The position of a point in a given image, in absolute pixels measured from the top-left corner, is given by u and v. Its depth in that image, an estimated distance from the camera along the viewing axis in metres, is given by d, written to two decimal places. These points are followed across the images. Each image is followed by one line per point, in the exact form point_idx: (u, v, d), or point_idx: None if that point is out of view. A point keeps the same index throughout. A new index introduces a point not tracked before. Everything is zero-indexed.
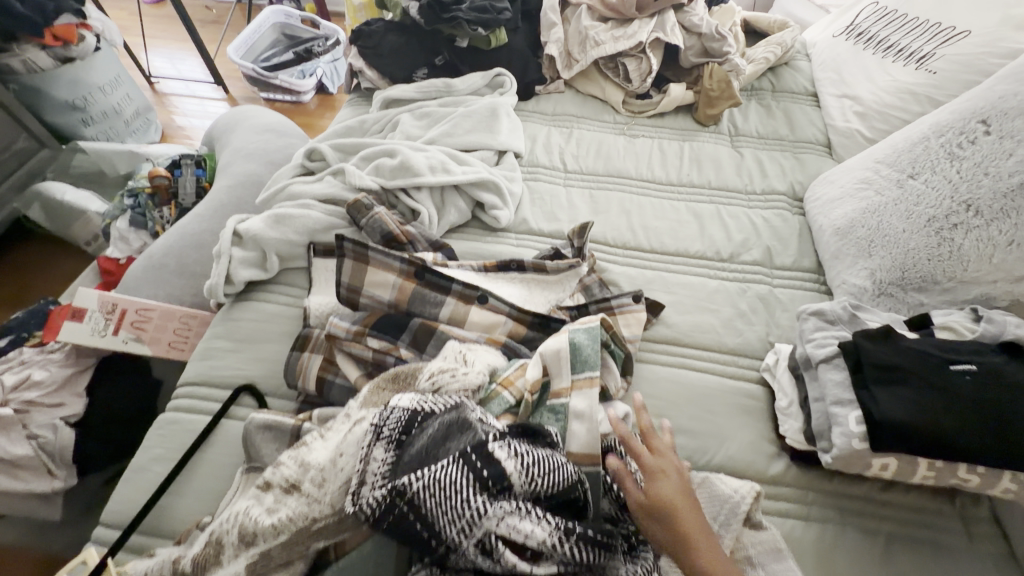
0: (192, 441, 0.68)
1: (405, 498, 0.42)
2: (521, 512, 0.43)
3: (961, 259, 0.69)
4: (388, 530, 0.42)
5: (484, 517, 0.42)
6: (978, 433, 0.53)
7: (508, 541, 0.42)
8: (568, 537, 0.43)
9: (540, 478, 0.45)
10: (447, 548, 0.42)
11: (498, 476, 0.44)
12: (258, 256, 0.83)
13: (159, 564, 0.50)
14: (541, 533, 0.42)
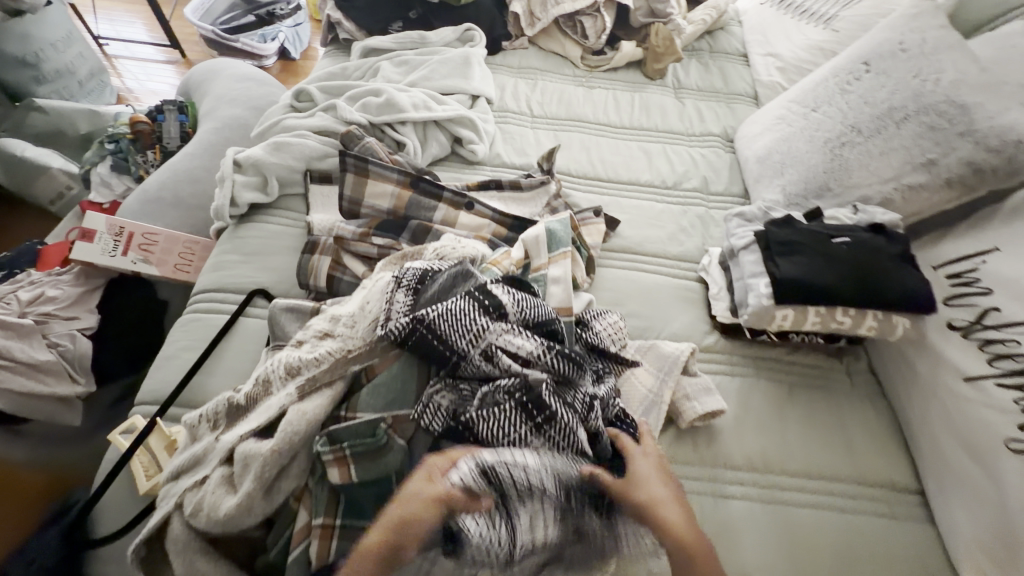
0: (215, 334, 0.77)
1: (425, 321, 0.55)
2: (513, 331, 0.56)
3: (847, 169, 0.86)
4: (412, 347, 0.55)
5: (485, 333, 0.55)
6: (847, 283, 0.71)
7: (504, 351, 0.56)
8: (550, 350, 0.56)
9: (527, 311, 0.59)
10: (458, 358, 0.55)
11: (497, 305, 0.58)
12: (259, 181, 0.91)
13: (212, 405, 0.61)
14: (529, 346, 0.56)
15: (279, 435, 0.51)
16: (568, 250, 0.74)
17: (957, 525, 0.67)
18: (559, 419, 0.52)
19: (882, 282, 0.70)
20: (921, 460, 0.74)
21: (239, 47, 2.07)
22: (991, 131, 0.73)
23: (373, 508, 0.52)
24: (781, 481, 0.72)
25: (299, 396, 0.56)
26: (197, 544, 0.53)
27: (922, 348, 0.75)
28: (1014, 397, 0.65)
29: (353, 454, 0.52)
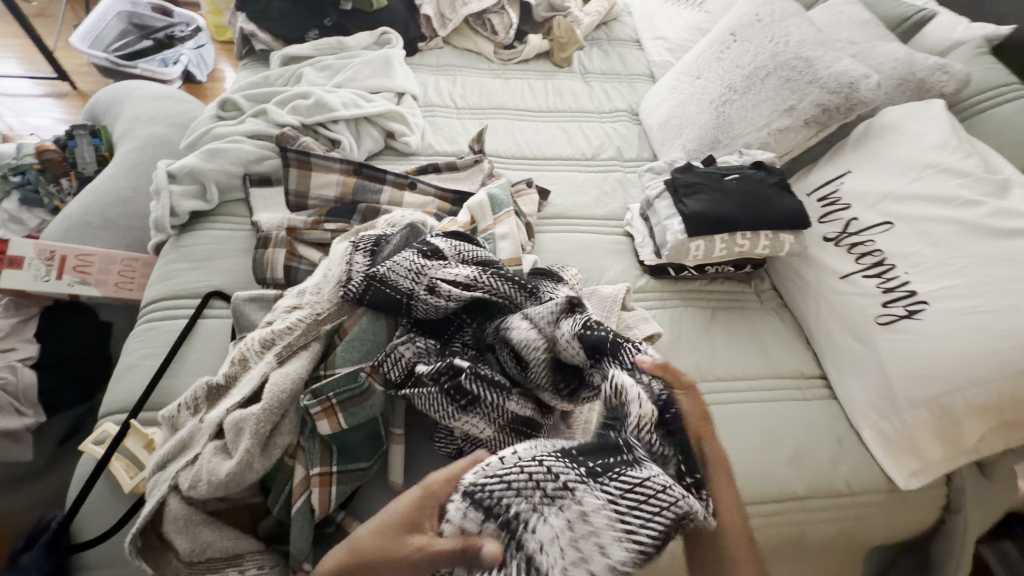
0: (177, 337, 0.77)
1: (377, 275, 0.63)
2: (450, 264, 0.63)
3: (730, 123, 1.02)
4: (371, 300, 0.62)
5: (426, 269, 0.62)
6: (740, 211, 0.85)
7: (445, 281, 0.62)
8: (485, 272, 0.63)
9: (465, 251, 0.66)
10: (409, 299, 0.62)
11: (435, 250, 0.66)
12: (197, 189, 0.92)
13: (190, 392, 0.63)
14: (464, 272, 0.62)
15: (267, 396, 0.55)
16: (510, 210, 0.84)
17: (851, 390, 0.81)
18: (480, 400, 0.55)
19: (766, 207, 0.85)
20: (820, 350, 0.88)
21: (139, 73, 1.95)
22: (831, 76, 0.91)
23: (364, 446, 0.60)
24: (716, 385, 0.84)
25: (279, 362, 0.60)
26: (200, 517, 0.55)
27: (808, 260, 0.91)
28: (876, 284, 0.81)
29: (339, 404, 0.57)
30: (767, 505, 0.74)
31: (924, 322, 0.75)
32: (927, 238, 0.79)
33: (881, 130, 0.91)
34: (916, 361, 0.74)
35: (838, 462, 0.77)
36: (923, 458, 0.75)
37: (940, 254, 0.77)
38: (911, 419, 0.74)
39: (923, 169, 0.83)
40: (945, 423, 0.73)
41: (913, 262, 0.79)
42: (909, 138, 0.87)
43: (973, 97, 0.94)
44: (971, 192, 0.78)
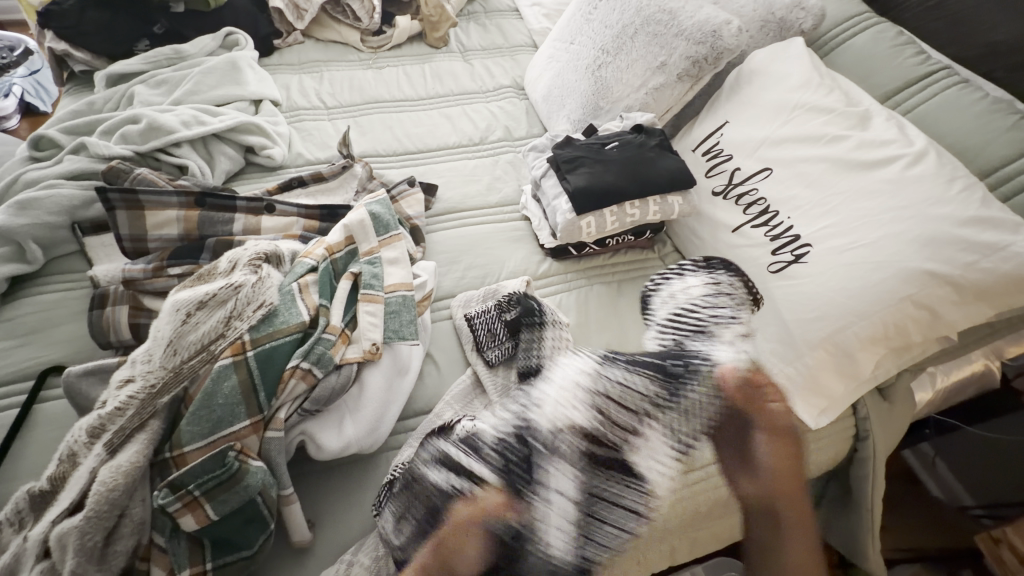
0: (5, 433, 0.64)
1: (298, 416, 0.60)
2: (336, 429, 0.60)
3: (608, 87, 0.98)
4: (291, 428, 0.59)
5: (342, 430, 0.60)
6: (624, 179, 0.83)
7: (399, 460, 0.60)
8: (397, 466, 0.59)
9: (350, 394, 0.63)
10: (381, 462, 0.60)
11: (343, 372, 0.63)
12: (13, 250, 0.78)
13: (9, 505, 0.52)
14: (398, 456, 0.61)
15: (88, 504, 0.47)
16: (396, 232, 0.76)
17: None
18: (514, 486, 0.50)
19: (650, 172, 0.83)
20: None
21: None
22: (694, 27, 0.90)
23: (243, 533, 0.52)
24: None
25: (110, 454, 0.52)
26: None
27: (700, 218, 0.90)
28: (764, 233, 0.81)
29: (202, 495, 0.51)
30: None
31: (810, 265, 0.76)
32: (803, 179, 0.79)
33: (751, 75, 0.90)
34: (809, 305, 0.74)
35: None
36: (828, 396, 0.76)
37: (816, 194, 0.78)
38: (811, 361, 0.74)
39: (791, 110, 0.84)
40: (842, 359, 0.74)
41: (794, 206, 0.79)
42: (776, 81, 0.87)
43: (831, 31, 0.96)
44: (837, 128, 0.80)
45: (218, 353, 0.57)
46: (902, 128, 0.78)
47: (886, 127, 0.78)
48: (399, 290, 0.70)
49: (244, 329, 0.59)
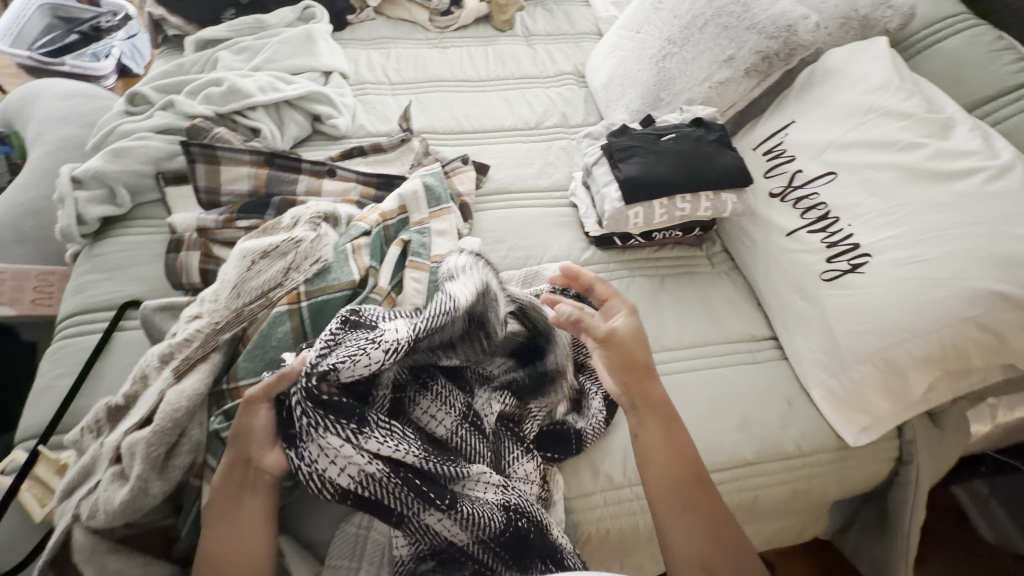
0: (89, 354, 0.72)
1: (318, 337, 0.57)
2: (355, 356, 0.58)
3: (670, 79, 0.96)
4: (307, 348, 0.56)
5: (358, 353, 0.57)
6: (676, 172, 0.82)
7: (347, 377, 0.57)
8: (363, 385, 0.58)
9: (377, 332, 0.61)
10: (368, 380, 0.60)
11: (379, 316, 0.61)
12: (106, 193, 0.86)
13: (90, 414, 0.59)
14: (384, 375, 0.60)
15: (157, 418, 0.52)
16: (446, 207, 0.78)
17: (799, 350, 0.78)
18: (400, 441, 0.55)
19: (704, 166, 0.82)
20: (770, 311, 0.85)
21: (70, 71, 1.69)
22: (768, 20, 0.87)
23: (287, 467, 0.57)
24: (662, 356, 0.81)
25: (176, 378, 0.57)
26: (105, 546, 0.52)
27: (754, 219, 0.87)
28: (820, 238, 0.78)
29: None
30: (705, 474, 0.72)
31: (867, 276, 0.72)
32: (869, 186, 0.76)
33: (824, 74, 0.86)
34: (860, 317, 0.72)
35: (785, 424, 0.75)
36: (872, 413, 0.74)
37: (882, 202, 0.74)
38: (857, 375, 0.72)
39: (864, 113, 0.80)
40: (892, 378, 0.71)
41: (857, 213, 0.76)
42: (850, 81, 0.83)
43: (920, 32, 0.90)
44: (913, 134, 0.75)
45: (276, 300, 0.62)
46: (988, 139, 0.73)
47: (969, 137, 0.73)
48: (442, 263, 0.72)
49: (300, 280, 0.64)
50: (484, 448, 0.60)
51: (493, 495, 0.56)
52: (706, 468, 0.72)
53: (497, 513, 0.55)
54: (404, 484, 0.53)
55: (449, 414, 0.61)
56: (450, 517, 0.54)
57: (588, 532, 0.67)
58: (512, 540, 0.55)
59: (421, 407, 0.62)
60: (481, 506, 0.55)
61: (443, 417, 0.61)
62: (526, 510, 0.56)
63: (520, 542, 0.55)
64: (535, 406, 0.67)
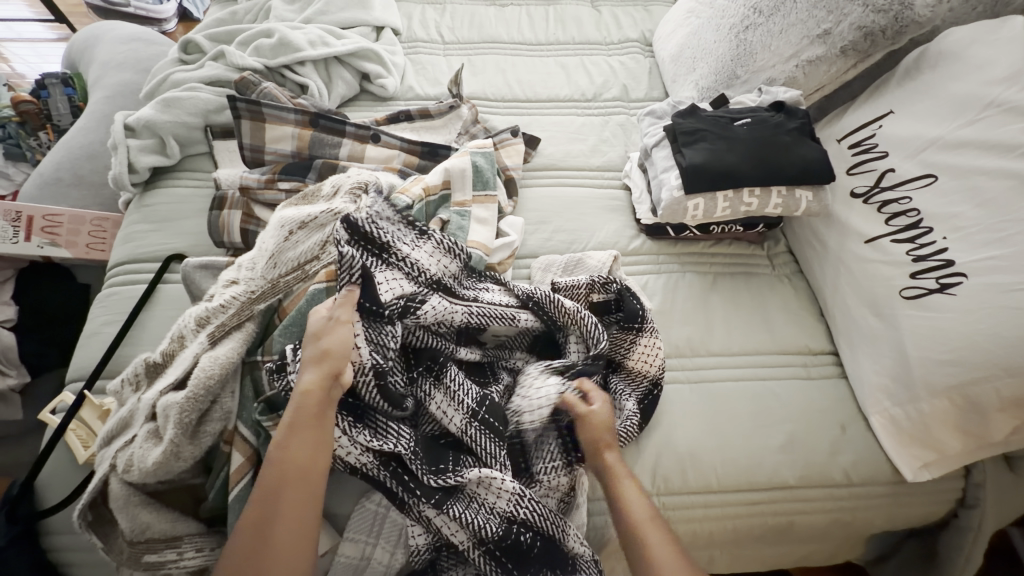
0: (135, 305, 0.74)
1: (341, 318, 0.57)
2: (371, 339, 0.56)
3: (751, 54, 0.86)
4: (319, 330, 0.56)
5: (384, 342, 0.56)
6: (747, 163, 0.74)
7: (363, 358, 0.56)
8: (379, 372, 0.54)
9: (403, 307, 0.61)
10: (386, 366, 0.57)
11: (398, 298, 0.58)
12: (157, 143, 0.86)
13: (130, 368, 0.60)
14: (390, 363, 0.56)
15: (190, 385, 0.52)
16: (491, 192, 0.75)
17: (862, 372, 0.71)
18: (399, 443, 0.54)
19: (779, 158, 0.74)
20: (833, 324, 0.77)
21: (133, 14, 1.71)
22: None
23: None
24: (707, 362, 0.76)
25: (211, 344, 0.56)
26: (139, 497, 0.53)
27: (829, 221, 0.79)
28: (906, 250, 0.69)
29: None
30: (739, 493, 0.68)
31: (957, 299, 0.64)
32: (975, 196, 0.65)
33: (937, 58, 0.74)
34: (942, 344, 0.64)
35: (836, 450, 0.69)
36: (939, 450, 0.67)
37: (989, 215, 0.64)
38: (928, 408, 0.65)
39: (982, 108, 0.68)
40: (968, 416, 0.63)
41: (955, 225, 0.66)
42: (968, 68, 0.70)
43: None
44: None
45: (312, 275, 0.60)
46: None
47: None
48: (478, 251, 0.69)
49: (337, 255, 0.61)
50: (502, 449, 0.56)
51: (503, 505, 0.54)
52: (742, 487, 0.68)
53: (500, 522, 0.54)
54: (402, 477, 0.54)
55: (459, 411, 0.57)
56: (446, 518, 0.54)
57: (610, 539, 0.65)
58: (512, 549, 0.54)
59: (433, 403, 0.57)
60: (485, 510, 0.54)
61: (453, 413, 0.57)
62: (533, 524, 0.55)
63: (521, 553, 0.55)
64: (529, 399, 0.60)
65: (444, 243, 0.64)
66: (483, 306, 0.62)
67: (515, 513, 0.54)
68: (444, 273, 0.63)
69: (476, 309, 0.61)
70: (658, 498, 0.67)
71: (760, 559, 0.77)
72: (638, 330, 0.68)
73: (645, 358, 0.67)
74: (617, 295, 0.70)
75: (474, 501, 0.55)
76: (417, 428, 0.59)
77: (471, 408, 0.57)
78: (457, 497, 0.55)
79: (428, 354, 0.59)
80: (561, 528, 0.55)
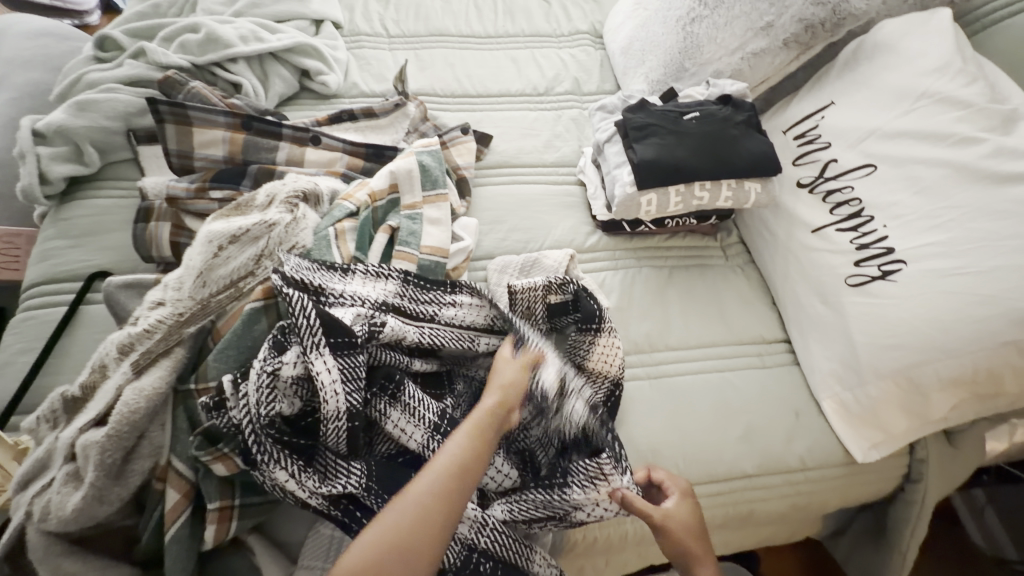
0: (53, 330, 0.67)
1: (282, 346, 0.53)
2: (320, 369, 0.50)
3: (698, 46, 0.86)
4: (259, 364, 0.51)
5: (345, 372, 0.51)
6: (697, 157, 0.74)
7: (308, 386, 0.52)
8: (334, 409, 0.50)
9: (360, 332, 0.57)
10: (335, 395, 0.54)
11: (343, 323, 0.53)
12: (71, 151, 0.79)
13: (46, 404, 0.55)
14: (340, 404, 0.50)
15: (111, 422, 0.47)
16: (442, 192, 0.71)
17: (814, 359, 0.73)
18: (351, 478, 0.51)
19: (727, 152, 0.74)
20: (784, 312, 0.79)
21: (45, 4, 1.57)
22: None
23: None
24: (667, 357, 0.76)
25: (135, 373, 0.51)
26: (61, 547, 0.48)
27: (777, 212, 0.80)
28: (850, 239, 0.71)
29: (232, 449, 0.51)
30: (699, 486, 0.68)
31: (899, 285, 0.66)
32: (913, 184, 0.68)
33: (873, 50, 0.76)
34: (886, 329, 0.66)
35: (792, 437, 0.71)
36: (885, 430, 0.69)
37: (926, 203, 0.66)
38: (875, 392, 0.67)
39: (916, 98, 0.70)
40: (912, 397, 0.66)
41: (894, 213, 0.68)
42: (902, 59, 0.72)
43: (987, 5, 0.79)
44: (970, 127, 0.66)
45: (247, 293, 0.57)
46: None
47: None
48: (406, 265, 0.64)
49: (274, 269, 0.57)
50: None
51: (466, 531, 0.54)
52: (702, 479, 0.68)
53: (460, 550, 0.54)
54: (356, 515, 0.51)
55: (420, 427, 0.54)
56: None
57: (575, 541, 0.65)
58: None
59: (390, 421, 0.54)
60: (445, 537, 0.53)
61: (412, 430, 0.54)
62: (495, 552, 0.55)
63: None
64: (590, 493, 0.57)
65: (371, 270, 0.61)
66: (438, 328, 0.60)
67: (477, 541, 0.54)
68: (387, 296, 0.60)
69: (429, 331, 0.59)
70: None
71: (725, 544, 0.78)
72: (596, 330, 0.67)
73: (604, 358, 0.66)
74: (573, 296, 0.69)
75: None
76: (372, 451, 0.55)
77: (433, 423, 0.54)
78: None
79: (382, 372, 0.55)
80: (525, 555, 0.56)
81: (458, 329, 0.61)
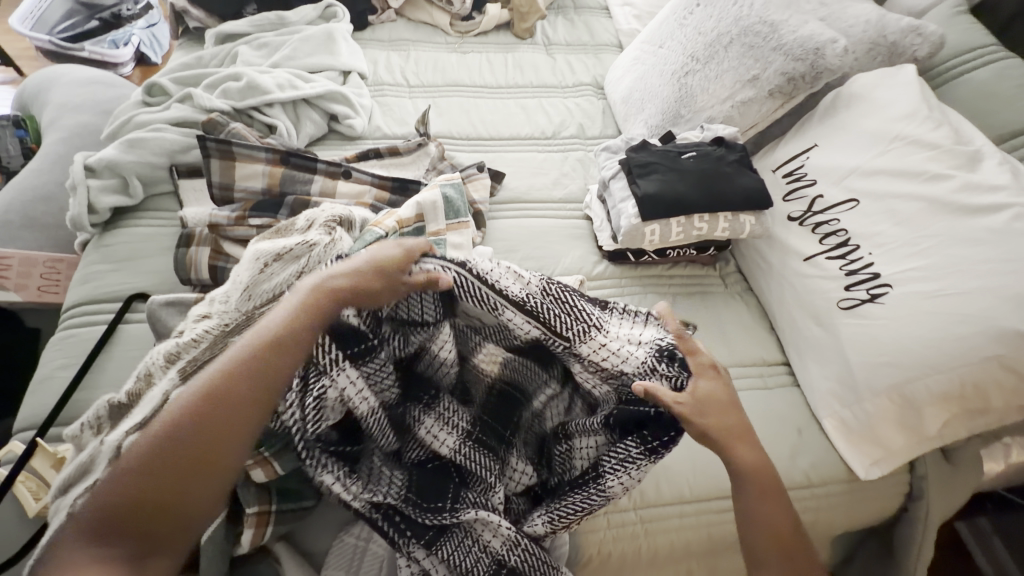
0: (93, 346, 0.71)
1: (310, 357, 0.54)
2: (357, 382, 0.54)
3: (692, 96, 0.95)
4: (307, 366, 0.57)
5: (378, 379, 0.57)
6: (694, 191, 0.81)
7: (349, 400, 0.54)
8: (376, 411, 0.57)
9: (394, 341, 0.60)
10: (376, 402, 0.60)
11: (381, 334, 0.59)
12: (118, 183, 0.86)
13: (92, 411, 0.58)
14: (365, 405, 0.55)
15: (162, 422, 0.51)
16: (463, 220, 0.78)
17: (812, 378, 0.77)
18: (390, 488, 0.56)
19: (722, 186, 0.81)
20: (783, 336, 0.83)
21: (87, 57, 1.71)
22: (796, 42, 0.86)
23: (306, 484, 0.57)
24: None
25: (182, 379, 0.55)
26: None
27: (771, 242, 0.86)
28: (839, 266, 0.76)
29: (273, 453, 0.54)
30: (714, 501, 0.71)
31: (887, 307, 0.71)
32: (893, 216, 0.74)
33: (849, 99, 0.85)
34: (878, 348, 0.70)
35: (796, 453, 0.74)
36: (884, 447, 0.72)
37: (906, 232, 0.72)
38: (872, 408, 0.71)
39: (890, 141, 0.78)
40: (908, 413, 0.70)
41: (878, 242, 0.74)
42: (876, 107, 0.81)
43: (949, 61, 0.88)
44: (940, 165, 0.73)
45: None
46: (1017, 174, 0.71)
47: (998, 171, 0.71)
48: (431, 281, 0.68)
49: None
50: (489, 466, 0.59)
51: (500, 544, 0.55)
52: (711, 494, 0.71)
53: (490, 564, 0.55)
54: (400, 526, 0.54)
55: (450, 434, 0.59)
56: (436, 559, 0.54)
57: (590, 556, 0.67)
58: None
59: (424, 427, 0.59)
60: (478, 550, 0.55)
61: (444, 436, 0.59)
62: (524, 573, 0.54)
63: None
64: (625, 476, 0.54)
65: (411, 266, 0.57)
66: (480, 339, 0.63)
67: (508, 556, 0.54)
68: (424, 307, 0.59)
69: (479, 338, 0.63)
70: (634, 512, 0.69)
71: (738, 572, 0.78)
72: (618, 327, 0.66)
73: None
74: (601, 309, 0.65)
75: (469, 538, 0.55)
76: (406, 456, 0.60)
77: (464, 429, 0.60)
78: (448, 537, 0.55)
79: (417, 386, 0.62)
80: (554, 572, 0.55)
81: (481, 284, 0.57)
